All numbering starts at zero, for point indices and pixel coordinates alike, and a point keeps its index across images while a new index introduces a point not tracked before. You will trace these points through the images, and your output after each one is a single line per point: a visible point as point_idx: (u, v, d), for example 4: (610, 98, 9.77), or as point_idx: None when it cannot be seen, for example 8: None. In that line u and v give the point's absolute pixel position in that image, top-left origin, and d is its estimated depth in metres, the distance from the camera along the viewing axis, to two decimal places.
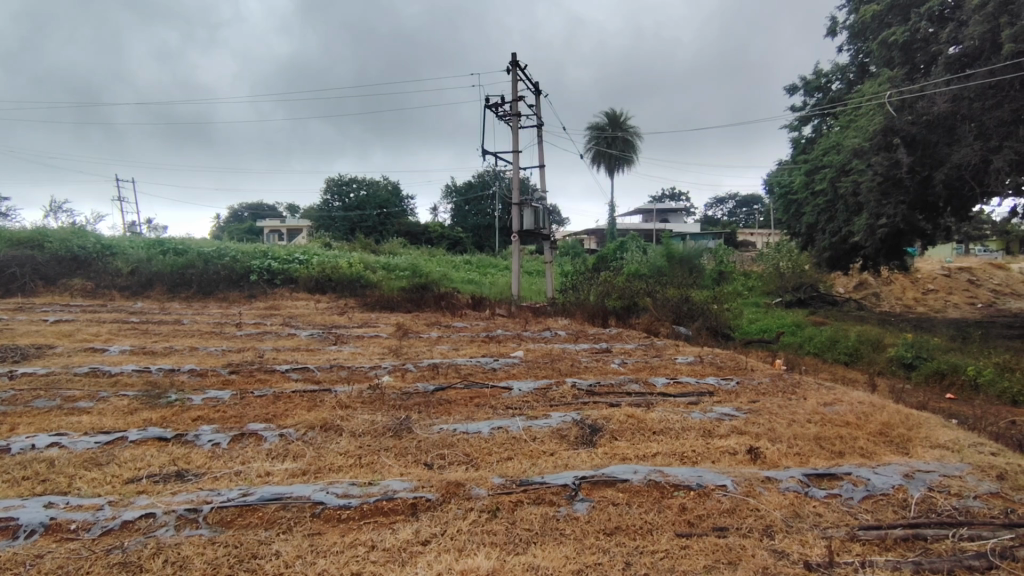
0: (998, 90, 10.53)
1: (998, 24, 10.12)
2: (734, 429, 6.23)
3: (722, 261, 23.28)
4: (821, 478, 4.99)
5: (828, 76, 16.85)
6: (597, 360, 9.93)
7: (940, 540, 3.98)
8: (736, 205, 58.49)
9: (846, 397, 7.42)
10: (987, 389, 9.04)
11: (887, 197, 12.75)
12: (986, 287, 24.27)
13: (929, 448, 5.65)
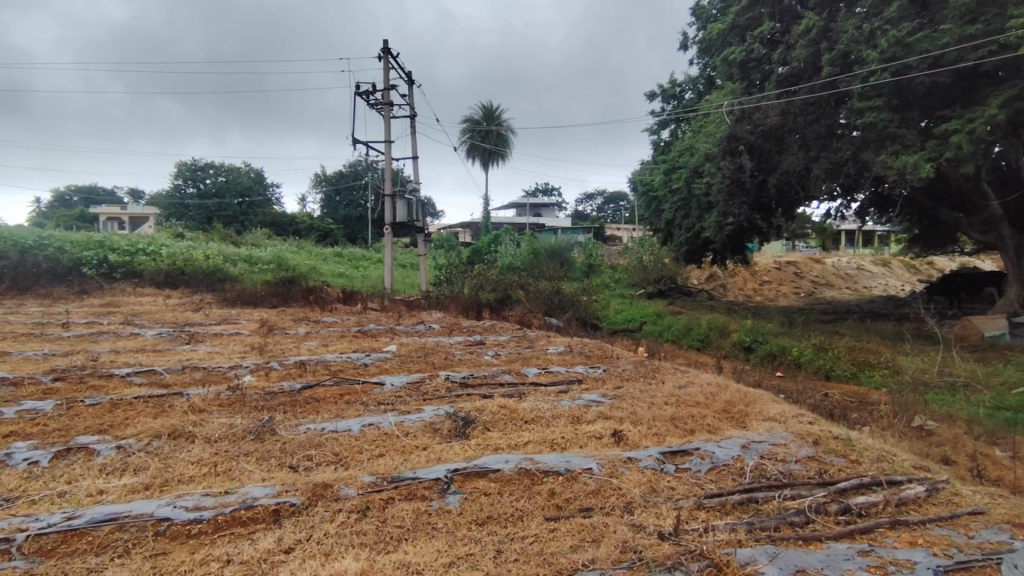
0: (816, 107, 12.25)
1: (818, 49, 11.62)
2: (599, 414, 6.61)
3: (591, 254, 24.54)
4: (674, 454, 5.45)
5: (681, 85, 18.27)
6: (471, 352, 10.01)
7: (768, 501, 4.53)
8: (603, 201, 61.70)
9: (696, 379, 8.16)
10: (808, 366, 10.42)
11: (731, 197, 14.14)
12: (808, 278, 27.87)
13: (762, 421, 6.38)
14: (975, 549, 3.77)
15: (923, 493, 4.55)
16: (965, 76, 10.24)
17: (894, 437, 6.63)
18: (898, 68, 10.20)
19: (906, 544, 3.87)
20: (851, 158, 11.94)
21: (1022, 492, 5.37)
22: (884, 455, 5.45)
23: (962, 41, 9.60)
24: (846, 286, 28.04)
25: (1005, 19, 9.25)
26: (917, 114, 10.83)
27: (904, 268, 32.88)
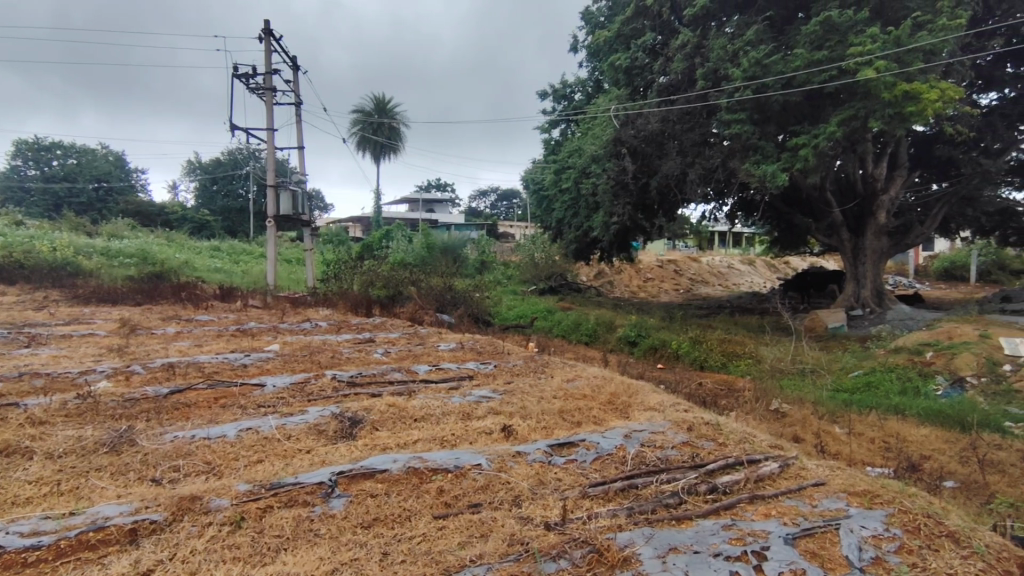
0: (692, 116, 13.22)
1: (693, 62, 12.52)
2: (490, 410, 6.66)
3: (484, 251, 24.70)
4: (561, 446, 5.63)
5: (571, 87, 18.83)
6: (360, 350, 9.71)
7: (647, 486, 4.81)
8: (497, 199, 62.36)
9: (583, 372, 8.49)
10: (685, 358, 11.21)
11: (617, 198, 14.82)
12: (686, 276, 29.96)
13: (643, 410, 6.77)
14: (818, 516, 4.23)
15: (777, 470, 5.04)
16: (814, 95, 11.46)
17: (756, 420, 7.29)
18: (759, 85, 11.24)
19: (762, 516, 4.28)
20: (722, 165, 12.99)
21: (856, 463, 6.12)
22: (747, 437, 5.98)
23: (811, 63, 10.72)
24: (718, 284, 30.48)
25: (846, 47, 10.45)
26: (775, 128, 11.97)
27: (766, 267, 36.32)
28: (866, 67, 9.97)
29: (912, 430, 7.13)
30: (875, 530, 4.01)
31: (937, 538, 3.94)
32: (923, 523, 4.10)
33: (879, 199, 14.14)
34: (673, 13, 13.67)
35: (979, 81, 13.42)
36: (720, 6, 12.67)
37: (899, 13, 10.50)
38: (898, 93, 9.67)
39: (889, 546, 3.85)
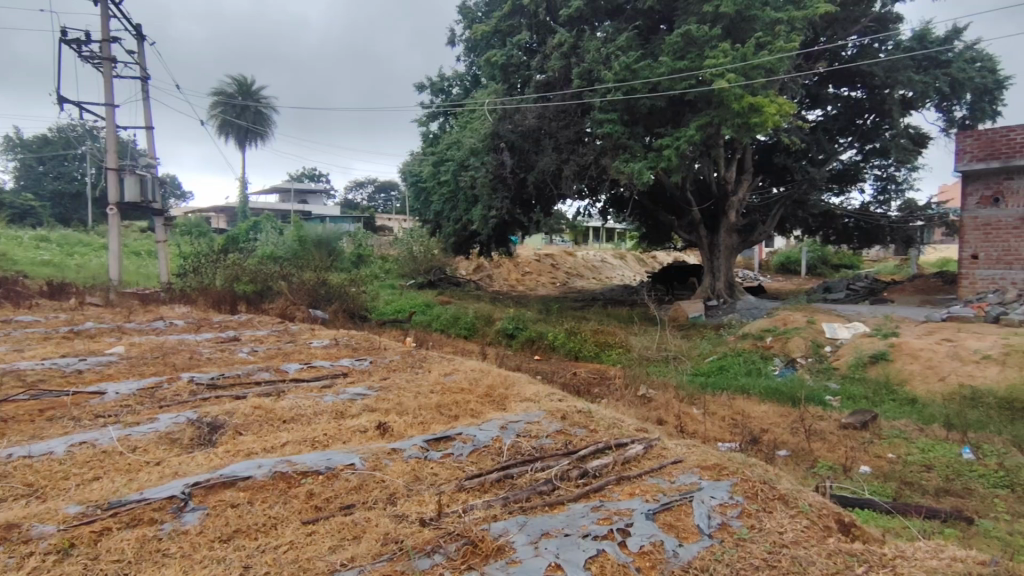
0: (567, 115, 13.73)
1: (568, 62, 12.98)
2: (365, 408, 6.46)
3: (360, 244, 23.88)
4: (438, 441, 5.62)
5: (449, 80, 18.72)
6: (221, 350, 8.97)
7: (522, 475, 4.94)
8: (374, 190, 60.49)
9: (461, 366, 8.50)
10: (560, 349, 11.64)
11: (495, 192, 14.96)
12: (562, 270, 31.09)
13: (519, 402, 6.92)
14: (675, 491, 4.59)
15: (641, 451, 5.39)
16: (676, 101, 12.37)
17: (624, 406, 7.75)
18: (628, 87, 11.94)
19: (627, 495, 4.56)
20: (594, 162, 13.56)
21: (709, 440, 6.72)
22: (614, 422, 6.31)
23: (673, 71, 11.55)
24: (591, 277, 31.94)
25: (703, 59, 11.38)
26: (641, 130, 12.75)
27: (636, 261, 38.64)
28: (719, 79, 10.93)
29: (754, 407, 7.97)
30: (722, 499, 4.42)
31: (771, 501, 4.43)
32: (760, 488, 4.58)
33: (730, 199, 15.61)
34: (548, 12, 13.94)
35: (806, 98, 15.29)
36: (592, 11, 13.25)
37: (747, 33, 11.62)
38: (745, 105, 10.72)
39: (733, 513, 4.27)
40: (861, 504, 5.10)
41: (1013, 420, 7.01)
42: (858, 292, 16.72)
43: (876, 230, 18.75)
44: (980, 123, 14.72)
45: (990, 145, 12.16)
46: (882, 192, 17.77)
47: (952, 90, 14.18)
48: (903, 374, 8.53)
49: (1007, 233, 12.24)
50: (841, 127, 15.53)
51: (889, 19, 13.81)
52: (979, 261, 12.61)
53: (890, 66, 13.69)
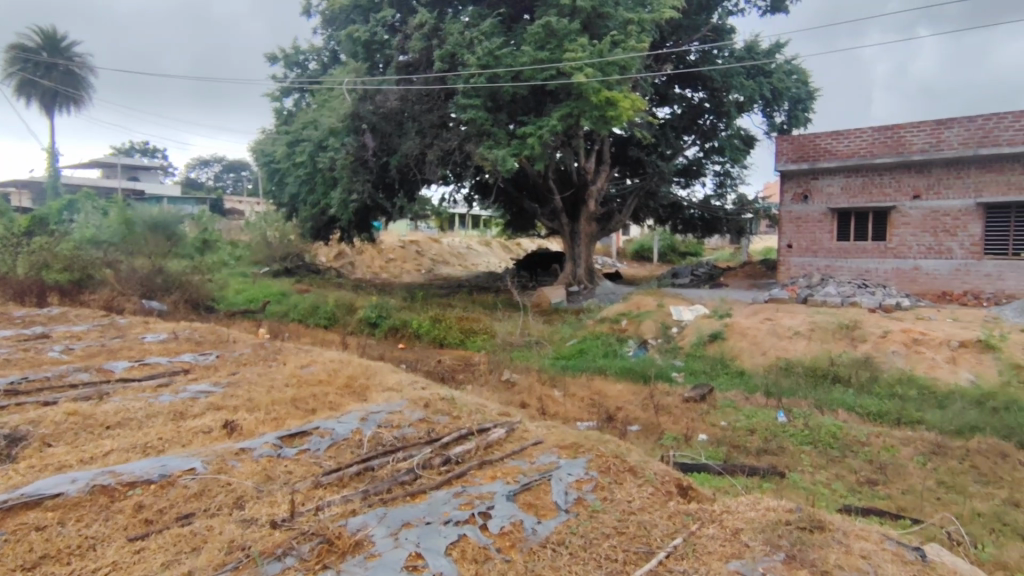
0: (430, 98, 13.59)
1: (430, 44, 12.87)
2: (209, 406, 5.92)
3: (206, 228, 21.81)
4: (292, 437, 5.32)
5: (304, 53, 17.55)
6: (26, 349, 7.72)
7: (383, 466, 4.81)
8: (221, 169, 55.39)
9: (320, 357, 8.08)
10: (425, 336, 11.54)
11: (356, 175, 14.36)
12: (428, 256, 30.76)
13: (381, 392, 6.75)
14: (534, 471, 4.75)
15: (503, 435, 5.49)
16: (538, 91, 12.73)
17: (488, 391, 7.90)
18: (491, 74, 12.01)
19: (489, 479, 4.64)
20: (458, 148, 13.49)
21: (569, 420, 7.05)
22: (477, 408, 6.36)
23: (534, 61, 11.86)
24: (457, 264, 31.93)
25: (562, 52, 11.77)
26: (505, 117, 12.91)
27: (502, 248, 39.29)
28: (578, 72, 11.36)
29: (609, 386, 8.50)
30: (577, 475, 4.64)
31: (622, 473, 4.70)
32: (612, 462, 4.85)
33: (589, 188, 16.44)
34: None
35: (656, 97, 16.42)
36: None
37: (602, 30, 12.22)
38: (602, 98, 11.28)
39: (587, 487, 4.50)
40: (697, 468, 5.67)
41: (817, 386, 8.19)
42: (700, 277, 18.45)
43: (715, 221, 20.73)
44: (796, 128, 16.85)
45: (801, 149, 14.01)
46: (719, 186, 19.69)
47: (774, 97, 16.05)
48: (734, 351, 9.58)
49: (814, 226, 14.19)
50: (685, 125, 16.92)
51: (725, 30, 15.29)
52: (794, 249, 14.50)
53: (727, 72, 15.14)
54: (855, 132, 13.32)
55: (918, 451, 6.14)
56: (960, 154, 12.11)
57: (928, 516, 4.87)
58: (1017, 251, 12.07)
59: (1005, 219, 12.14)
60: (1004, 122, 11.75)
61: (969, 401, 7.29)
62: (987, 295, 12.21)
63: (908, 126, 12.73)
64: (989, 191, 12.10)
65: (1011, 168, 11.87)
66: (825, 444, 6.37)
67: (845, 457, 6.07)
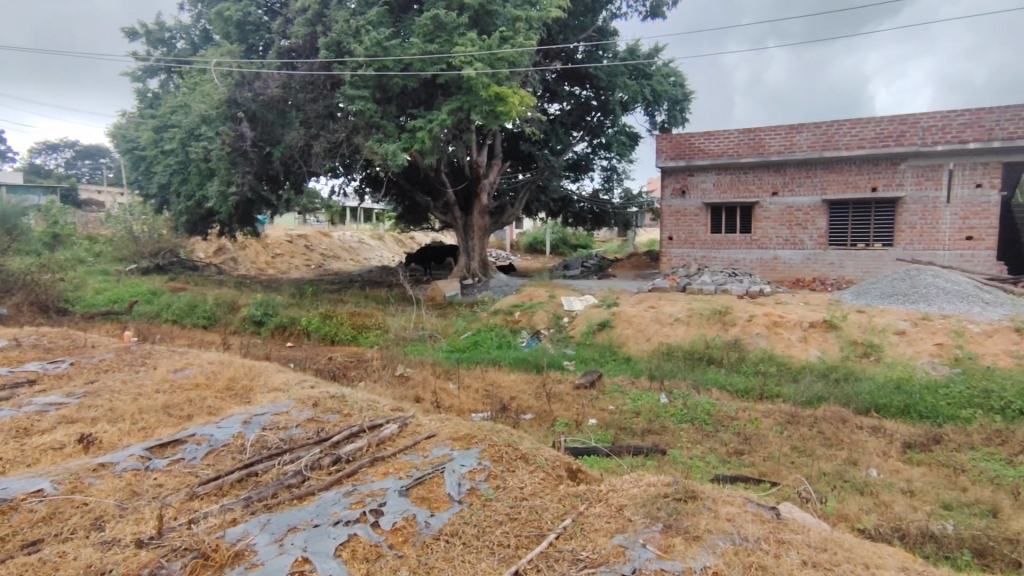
0: (315, 87, 12.89)
1: (314, 30, 12.39)
2: (61, 420, 5.37)
3: (57, 222, 19.48)
4: (163, 447, 4.97)
5: (170, 31, 16.13)
6: None
7: (268, 471, 4.60)
8: (73, 155, 49.53)
9: (196, 359, 7.53)
10: (315, 334, 11.08)
11: (234, 166, 13.45)
12: (318, 250, 29.48)
13: (266, 393, 6.42)
14: (427, 465, 4.75)
15: (395, 430, 5.43)
16: (429, 83, 12.58)
17: (382, 387, 7.78)
18: (379, 64, 11.72)
19: (381, 476, 4.57)
20: (346, 140, 12.96)
21: (464, 412, 7.12)
22: (369, 404, 6.21)
23: (423, 53, 11.74)
24: (349, 259, 30.91)
25: (451, 45, 11.74)
26: (395, 109, 12.64)
27: (396, 241, 38.54)
28: (467, 66, 11.39)
29: (503, 377, 8.66)
30: (470, 465, 4.68)
31: (514, 461, 4.81)
32: (504, 450, 4.94)
33: (482, 182, 16.52)
34: None
35: (546, 93, 16.84)
36: None
37: (491, 26, 12.34)
38: (492, 94, 11.39)
39: (481, 476, 4.55)
40: (587, 451, 5.94)
41: (694, 368, 8.86)
42: (589, 269, 19.21)
43: (603, 214, 21.62)
44: (674, 127, 17.96)
45: (678, 147, 15.02)
46: (606, 181, 20.58)
47: (654, 98, 17.01)
48: (621, 338, 10.12)
49: (691, 219, 15.28)
50: (574, 122, 17.49)
51: (609, 32, 15.98)
52: (674, 241, 15.51)
53: (611, 71, 15.88)
54: (725, 133, 14.47)
55: (777, 422, 6.83)
56: (810, 156, 13.52)
57: (784, 479, 5.45)
58: (855, 242, 13.70)
59: (844, 214, 13.76)
60: (844, 127, 13.27)
61: (817, 374, 8.23)
62: (831, 281, 13.74)
63: (768, 129, 14.03)
64: (834, 189, 13.62)
65: (850, 168, 13.43)
66: (701, 421, 6.91)
67: (717, 432, 6.62)
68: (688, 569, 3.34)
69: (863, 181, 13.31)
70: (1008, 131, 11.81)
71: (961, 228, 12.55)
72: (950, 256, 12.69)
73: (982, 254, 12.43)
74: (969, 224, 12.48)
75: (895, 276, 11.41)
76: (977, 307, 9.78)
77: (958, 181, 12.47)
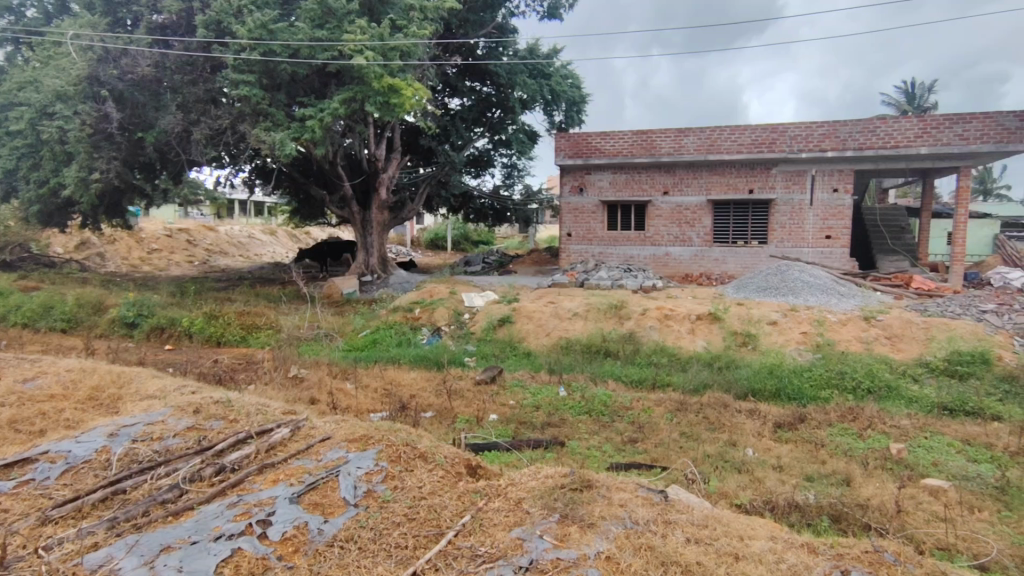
0: (193, 68, 12.01)
1: (191, 7, 11.64)
2: None
3: None
4: (9, 468, 4.45)
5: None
6: None
7: (138, 486, 4.22)
8: None
9: (53, 367, 6.75)
10: (197, 335, 10.26)
11: (99, 151, 12.21)
12: (201, 246, 27.40)
13: (137, 401, 5.88)
14: (321, 469, 4.54)
15: (287, 434, 5.13)
16: (322, 70, 12.03)
17: (273, 390, 7.37)
18: (265, 49, 11.08)
19: (269, 484, 4.31)
20: (231, 127, 12.14)
21: (362, 413, 6.90)
22: (259, 408, 5.82)
23: (313, 40, 11.26)
24: (237, 255, 28.99)
25: (342, 32, 11.34)
26: (285, 97, 12.00)
27: (289, 236, 36.60)
28: (358, 54, 11.04)
29: (403, 375, 8.49)
30: (367, 467, 4.53)
31: (413, 460, 4.70)
32: (402, 450, 4.81)
33: (381, 176, 16.12)
34: None
35: (446, 87, 16.78)
36: None
37: (385, 14, 12.02)
38: (385, 85, 11.09)
39: (378, 478, 4.42)
40: (488, 447, 5.96)
41: (591, 360, 9.18)
42: (491, 265, 19.33)
43: (503, 211, 21.84)
44: (572, 127, 18.46)
45: (576, 146, 15.45)
46: (507, 177, 20.77)
47: (553, 98, 17.39)
48: (521, 334, 10.27)
49: (589, 217, 15.82)
50: (474, 118, 17.48)
51: (508, 29, 16.17)
52: (572, 238, 15.98)
53: (511, 69, 16.09)
54: (619, 133, 15.07)
55: (667, 410, 7.23)
56: (695, 158, 14.39)
57: (673, 463, 5.78)
58: (735, 240, 14.82)
59: (725, 214, 14.83)
60: (725, 133, 14.26)
61: (703, 363, 8.81)
62: (715, 276, 14.78)
63: (658, 131, 14.75)
64: (716, 190, 14.63)
65: (730, 171, 14.48)
66: (598, 412, 7.17)
67: (613, 422, 6.89)
68: (583, 555, 3.43)
69: (741, 183, 14.41)
70: (859, 142, 13.27)
71: (822, 228, 13.96)
72: (813, 253, 14.06)
73: (838, 252, 13.90)
74: (828, 224, 13.91)
75: (768, 271, 12.48)
76: (835, 299, 10.91)
77: (819, 185, 13.86)
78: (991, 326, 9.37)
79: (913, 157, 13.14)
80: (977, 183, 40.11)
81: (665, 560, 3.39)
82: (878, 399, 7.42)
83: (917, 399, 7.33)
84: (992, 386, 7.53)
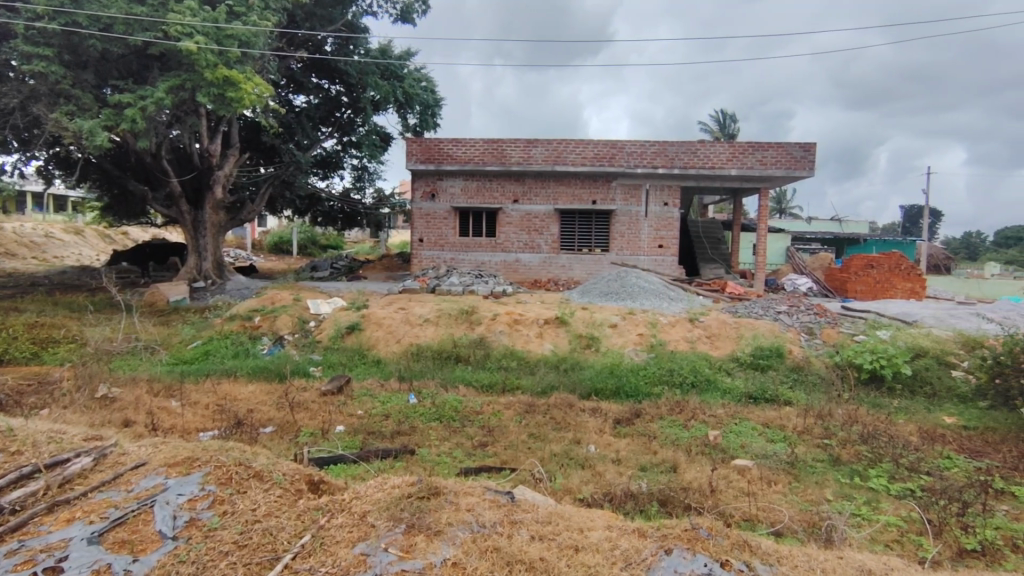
0: None
1: None
2: None
3: None
4: None
5: None
6: None
7: None
8: None
9: None
10: None
11: None
12: None
13: None
14: (131, 501, 4.00)
15: (88, 465, 4.45)
16: (141, 50, 10.69)
17: (74, 414, 6.38)
18: (66, 20, 9.62)
19: (62, 524, 3.71)
20: (20, 108, 10.36)
21: (188, 433, 6.22)
22: (51, 436, 4.98)
23: (130, 16, 10.00)
24: (28, 257, 24.67)
25: (167, 12, 10.29)
26: (93, 77, 10.50)
27: (99, 237, 31.95)
28: (186, 39, 10.02)
29: (239, 389, 7.81)
30: (190, 494, 4.08)
31: (245, 481, 4.31)
32: (234, 470, 4.40)
33: (215, 173, 14.70)
34: None
35: (290, 82, 15.88)
36: None
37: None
38: (219, 76, 10.16)
39: (202, 504, 3.99)
40: (333, 460, 5.69)
41: (443, 366, 9.16)
42: (339, 270, 18.54)
43: (354, 215, 21.08)
44: (426, 131, 18.36)
45: (428, 151, 15.37)
46: (357, 180, 20.11)
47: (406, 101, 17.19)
48: (371, 341, 9.95)
49: (441, 223, 15.84)
50: (322, 116, 16.72)
51: (358, 28, 15.72)
52: (424, 243, 15.91)
53: (362, 69, 15.65)
54: (471, 141, 15.28)
55: (516, 412, 7.44)
56: (543, 168, 15.06)
57: (521, 463, 5.95)
58: (580, 247, 15.75)
59: (571, 223, 15.69)
60: (570, 146, 15.10)
61: (550, 365, 9.21)
62: (562, 281, 15.59)
63: (508, 141, 15.20)
64: (562, 200, 15.44)
65: (575, 183, 15.38)
66: (449, 418, 7.17)
67: (463, 427, 6.92)
68: (428, 565, 3.37)
69: (585, 195, 15.37)
70: (684, 161, 14.80)
71: (654, 238, 15.35)
72: (647, 260, 15.40)
73: (668, 259, 15.38)
74: (659, 235, 15.32)
75: (610, 277, 13.42)
76: (665, 303, 12.02)
77: (652, 199, 15.25)
78: (784, 324, 10.93)
79: (726, 178, 14.97)
80: (774, 203, 46.74)
81: (510, 560, 3.45)
82: (699, 392, 8.30)
83: (730, 390, 8.31)
84: (785, 376, 8.78)
